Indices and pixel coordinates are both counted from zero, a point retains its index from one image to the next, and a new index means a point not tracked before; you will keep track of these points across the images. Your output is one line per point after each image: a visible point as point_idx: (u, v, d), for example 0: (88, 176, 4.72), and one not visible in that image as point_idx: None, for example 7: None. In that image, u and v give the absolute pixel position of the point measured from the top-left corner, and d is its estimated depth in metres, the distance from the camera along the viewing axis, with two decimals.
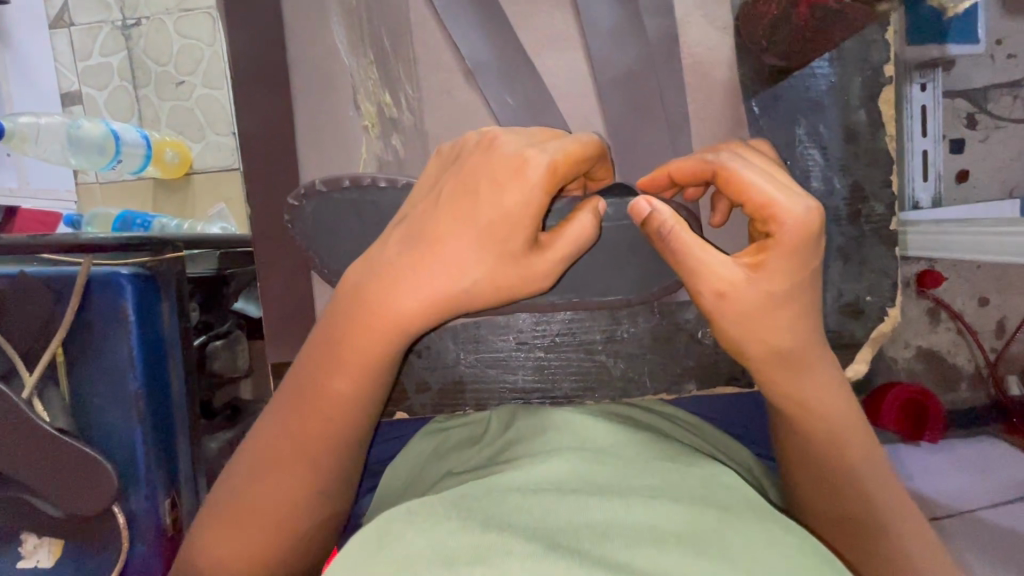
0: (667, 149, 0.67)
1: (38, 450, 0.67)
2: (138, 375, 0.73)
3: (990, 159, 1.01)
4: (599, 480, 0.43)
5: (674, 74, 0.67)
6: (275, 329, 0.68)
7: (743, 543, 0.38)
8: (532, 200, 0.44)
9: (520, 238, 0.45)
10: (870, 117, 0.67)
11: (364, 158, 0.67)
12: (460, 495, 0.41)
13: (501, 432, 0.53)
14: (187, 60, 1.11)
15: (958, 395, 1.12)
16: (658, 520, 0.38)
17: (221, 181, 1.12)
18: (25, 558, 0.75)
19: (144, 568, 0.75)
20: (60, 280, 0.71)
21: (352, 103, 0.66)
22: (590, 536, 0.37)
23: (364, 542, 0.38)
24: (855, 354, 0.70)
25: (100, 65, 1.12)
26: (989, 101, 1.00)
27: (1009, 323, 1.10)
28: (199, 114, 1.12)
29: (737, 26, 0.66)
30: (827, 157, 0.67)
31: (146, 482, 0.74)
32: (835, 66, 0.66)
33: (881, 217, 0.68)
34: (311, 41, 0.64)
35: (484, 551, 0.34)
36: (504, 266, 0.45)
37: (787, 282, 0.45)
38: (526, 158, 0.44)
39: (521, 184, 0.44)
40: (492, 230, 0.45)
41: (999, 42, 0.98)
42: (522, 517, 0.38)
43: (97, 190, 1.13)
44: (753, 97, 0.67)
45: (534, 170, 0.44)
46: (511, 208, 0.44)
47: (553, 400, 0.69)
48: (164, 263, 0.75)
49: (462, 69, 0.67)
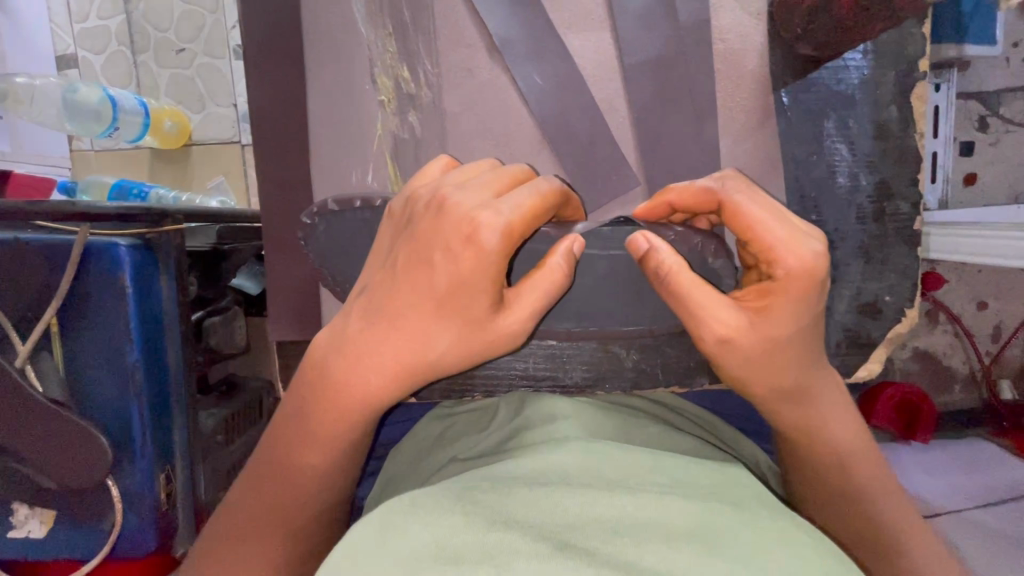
0: (689, 138, 0.65)
1: (36, 421, 0.66)
2: (135, 347, 0.71)
3: (999, 163, 1.00)
4: (607, 473, 0.42)
5: (703, 60, 0.65)
6: (279, 298, 0.66)
7: (757, 540, 0.37)
8: (488, 269, 0.39)
9: (482, 302, 0.40)
10: (901, 113, 0.66)
11: (380, 135, 0.65)
12: (465, 488, 0.40)
13: (510, 419, 0.52)
14: (187, 27, 1.08)
15: (950, 397, 1.12)
16: (670, 518, 0.37)
17: (220, 154, 1.10)
18: (17, 527, 0.74)
19: (138, 541, 0.74)
20: (54, 247, 0.69)
21: (368, 76, 0.64)
22: (599, 534, 0.36)
23: (365, 533, 0.37)
24: (869, 354, 0.69)
25: (97, 27, 1.09)
26: (1002, 105, 0.99)
27: (1006, 328, 1.10)
28: (199, 83, 1.09)
29: (771, 12, 0.65)
30: (854, 153, 0.66)
31: (141, 456, 0.73)
32: (870, 58, 0.65)
33: (905, 216, 0.67)
34: (327, 12, 0.63)
35: (491, 550, 0.33)
36: (470, 335, 0.42)
37: (789, 329, 0.42)
38: (477, 220, 0.38)
39: (475, 252, 0.38)
40: (447, 300, 0.40)
41: (1015, 45, 0.97)
42: (531, 511, 0.37)
43: (92, 157, 1.11)
44: (783, 88, 0.66)
45: (486, 236, 0.38)
46: (466, 281, 0.39)
47: (563, 389, 0.68)
48: (163, 236, 0.72)
49: (486, 44, 0.65)
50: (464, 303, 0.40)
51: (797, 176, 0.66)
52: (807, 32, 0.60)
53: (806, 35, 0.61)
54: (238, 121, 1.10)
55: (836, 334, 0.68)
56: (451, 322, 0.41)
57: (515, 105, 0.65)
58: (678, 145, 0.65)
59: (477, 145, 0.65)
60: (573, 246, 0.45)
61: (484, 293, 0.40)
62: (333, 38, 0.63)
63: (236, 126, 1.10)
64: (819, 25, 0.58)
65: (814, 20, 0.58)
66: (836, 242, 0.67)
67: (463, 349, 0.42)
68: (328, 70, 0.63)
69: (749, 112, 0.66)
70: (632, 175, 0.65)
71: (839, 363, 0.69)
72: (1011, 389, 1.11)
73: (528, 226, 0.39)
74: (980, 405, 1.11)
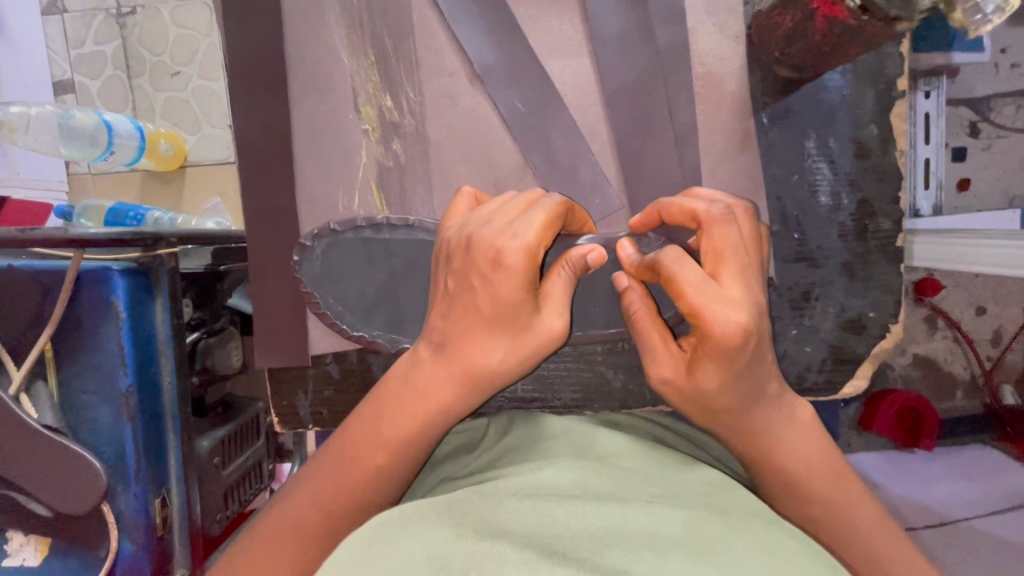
0: (671, 157, 0.65)
1: (29, 448, 0.66)
2: (128, 371, 0.71)
3: (992, 168, 1.01)
4: (598, 487, 0.42)
5: (683, 82, 0.66)
6: (265, 323, 0.65)
7: (745, 549, 0.36)
8: (524, 282, 0.41)
9: (525, 311, 0.42)
10: (881, 132, 0.66)
11: (363, 162, 0.65)
12: (454, 497, 0.40)
13: (499, 437, 0.52)
14: (182, 51, 1.09)
15: (955, 403, 1.11)
16: (657, 528, 0.37)
17: (217, 175, 1.11)
18: (13, 555, 0.74)
19: (133, 568, 0.73)
20: (48, 275, 0.69)
21: (352, 106, 0.64)
22: (587, 543, 0.36)
23: (355, 542, 0.36)
24: (855, 371, 0.68)
25: (92, 53, 1.10)
26: (992, 111, 1.00)
27: (1006, 333, 1.10)
28: (194, 106, 1.10)
29: (750, 35, 0.65)
30: (835, 172, 0.66)
31: (135, 480, 0.72)
32: (850, 78, 0.66)
33: (887, 233, 0.67)
34: (316, 39, 0.64)
35: (479, 560, 0.33)
36: (518, 343, 0.43)
37: (714, 383, 0.45)
38: (501, 246, 0.41)
39: (505, 273, 0.41)
40: (493, 314, 0.42)
41: (1003, 51, 0.98)
42: (518, 522, 0.37)
43: (89, 181, 1.12)
44: (762, 110, 0.66)
45: (512, 256, 0.40)
46: (504, 298, 0.41)
47: (552, 409, 0.68)
48: (157, 259, 0.71)
49: (469, 70, 0.65)
50: (511, 315, 0.42)
51: (787, 185, 0.66)
52: (784, 55, 0.61)
53: (784, 58, 0.61)
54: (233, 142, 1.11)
55: (822, 351, 0.68)
56: (502, 333, 0.42)
57: (503, 124, 0.65)
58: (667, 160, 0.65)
59: (469, 164, 0.66)
60: (590, 255, 0.45)
61: (525, 303, 0.42)
62: (323, 60, 0.64)
63: (231, 147, 1.11)
64: (795, 48, 0.59)
65: (790, 45, 0.59)
66: (821, 260, 0.67)
67: (516, 358, 0.43)
68: (318, 93, 0.64)
69: (735, 125, 0.66)
70: (616, 197, 0.66)
71: (823, 380, 0.68)
72: (1012, 394, 1.08)
73: (544, 240, 0.42)
74: (984, 412, 1.10)
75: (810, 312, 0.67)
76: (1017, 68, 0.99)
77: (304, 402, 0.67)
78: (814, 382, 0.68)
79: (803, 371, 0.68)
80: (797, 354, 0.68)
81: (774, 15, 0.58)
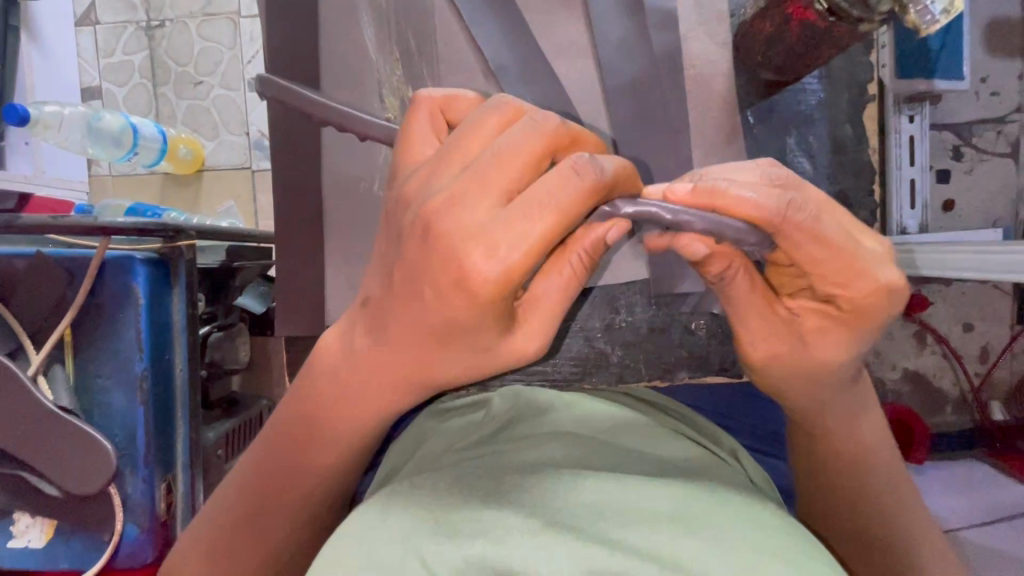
0: (668, 148, 0.67)
1: (43, 428, 0.68)
2: (144, 358, 0.73)
3: (975, 190, 1.05)
4: (595, 463, 0.44)
5: (677, 83, 0.68)
6: (288, 295, 0.70)
7: (730, 520, 0.38)
8: (489, 311, 0.35)
9: (489, 331, 0.37)
10: (854, 132, 0.74)
11: (385, 151, 0.69)
12: (462, 470, 0.42)
13: (504, 407, 0.55)
14: (206, 62, 1.15)
15: (944, 418, 1.13)
16: (650, 501, 0.39)
17: (232, 179, 1.16)
18: (17, 538, 0.76)
19: (135, 553, 0.75)
20: (77, 262, 0.72)
21: (377, 97, 0.69)
22: (585, 514, 0.38)
23: (372, 509, 0.39)
24: None
25: (121, 63, 1.16)
26: (973, 136, 1.05)
27: (993, 349, 1.12)
28: (215, 114, 1.16)
29: (736, 43, 0.68)
30: (814, 164, 0.72)
31: (144, 465, 0.74)
32: (824, 83, 0.71)
33: (865, 225, 0.71)
34: (344, 40, 0.68)
35: (485, 526, 0.36)
36: (475, 358, 0.39)
37: (839, 346, 0.46)
38: (466, 265, 0.33)
39: (469, 297, 0.34)
40: (449, 334, 0.37)
41: (983, 80, 1.04)
42: (520, 493, 0.39)
43: (109, 181, 1.18)
44: (748, 107, 0.71)
45: (481, 286, 0.33)
46: (461, 321, 0.35)
47: (552, 383, 0.71)
48: (177, 250, 0.75)
49: (483, 69, 0.69)
50: (469, 333, 0.36)
51: None
52: (766, 58, 0.64)
53: (766, 61, 0.65)
54: (250, 148, 1.16)
55: None
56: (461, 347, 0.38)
57: None
58: (669, 158, 0.68)
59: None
60: (608, 232, 0.38)
61: (485, 329, 0.36)
62: (345, 67, 0.69)
63: (248, 153, 1.16)
64: (775, 53, 0.63)
65: (771, 50, 0.63)
66: None
67: (477, 373, 0.40)
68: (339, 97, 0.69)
69: (725, 122, 0.69)
70: None
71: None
72: (1001, 409, 1.12)
73: (532, 259, 0.34)
74: (973, 427, 1.12)
75: None
76: (996, 97, 1.05)
77: None
78: None
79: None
80: None
81: (755, 22, 0.62)
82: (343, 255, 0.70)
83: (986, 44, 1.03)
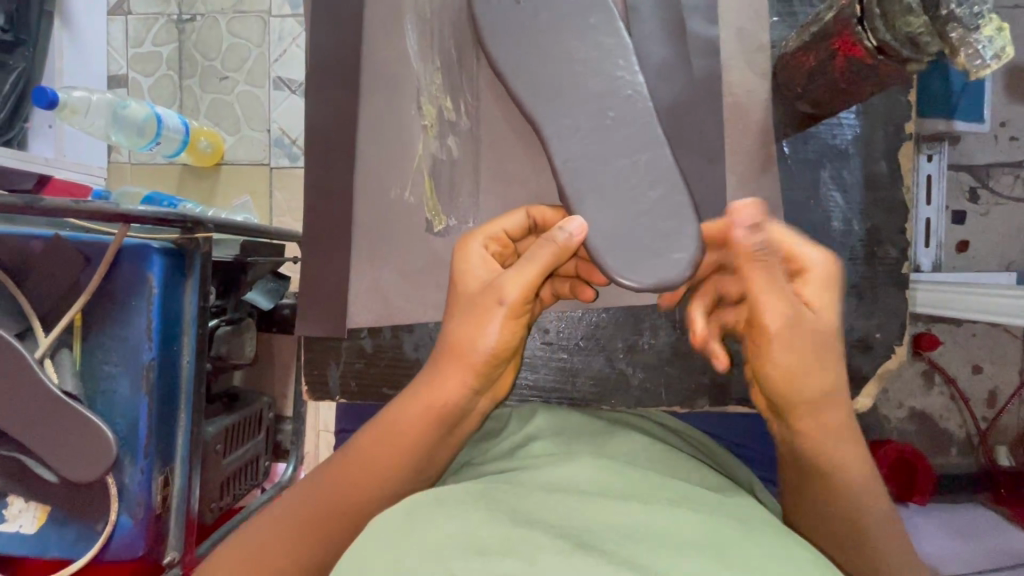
0: (705, 174, 0.68)
1: (46, 411, 0.67)
2: (152, 347, 0.73)
3: (989, 233, 1.05)
4: (619, 488, 0.43)
5: (714, 111, 0.69)
6: (313, 296, 0.70)
7: (760, 553, 0.37)
8: (480, 281, 0.52)
9: (477, 302, 0.50)
10: (890, 168, 0.71)
11: (420, 155, 0.70)
12: (485, 487, 0.41)
13: (519, 431, 0.56)
14: (233, 58, 1.16)
15: (949, 459, 1.12)
16: (680, 527, 0.38)
17: (249, 175, 1.16)
18: (9, 521, 0.75)
19: (127, 545, 0.74)
20: (94, 247, 0.72)
21: (416, 103, 0.69)
22: (613, 537, 0.36)
23: (395, 523, 0.37)
24: (861, 389, 0.72)
25: (150, 53, 1.18)
26: (990, 178, 1.05)
27: (1001, 394, 1.12)
28: (238, 109, 1.16)
29: (775, 73, 0.69)
30: (847, 201, 0.71)
31: (143, 455, 0.73)
32: (862, 118, 0.71)
33: (895, 260, 0.71)
34: (386, 45, 0.69)
35: (513, 542, 0.34)
36: (463, 329, 0.50)
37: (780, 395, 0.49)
38: (475, 243, 0.54)
39: (474, 273, 0.53)
40: (462, 299, 0.52)
41: (1002, 124, 1.05)
42: (548, 513, 0.38)
43: (128, 170, 1.18)
44: (784, 138, 0.71)
45: (482, 268, 0.53)
46: (468, 287, 0.52)
47: (571, 402, 0.71)
48: (193, 243, 0.73)
49: None
50: (479, 313, 0.50)
51: (798, 223, 0.71)
52: (806, 91, 0.64)
53: (806, 94, 0.65)
54: (270, 146, 1.16)
55: None
56: (462, 313, 0.51)
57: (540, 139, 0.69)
58: (694, 182, 0.68)
59: (504, 173, 0.69)
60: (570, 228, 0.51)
61: (476, 297, 0.51)
62: (380, 73, 0.70)
63: (267, 150, 1.16)
64: (815, 85, 0.63)
65: (812, 81, 0.63)
66: None
67: (467, 333, 0.50)
68: (371, 101, 0.70)
69: (759, 153, 0.70)
70: None
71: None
72: (1007, 455, 1.11)
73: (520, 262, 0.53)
74: (978, 471, 1.10)
75: None
76: (1015, 142, 1.05)
77: (334, 373, 0.73)
78: None
79: None
80: None
81: (799, 56, 0.62)
82: (368, 258, 0.70)
83: (1007, 89, 1.04)
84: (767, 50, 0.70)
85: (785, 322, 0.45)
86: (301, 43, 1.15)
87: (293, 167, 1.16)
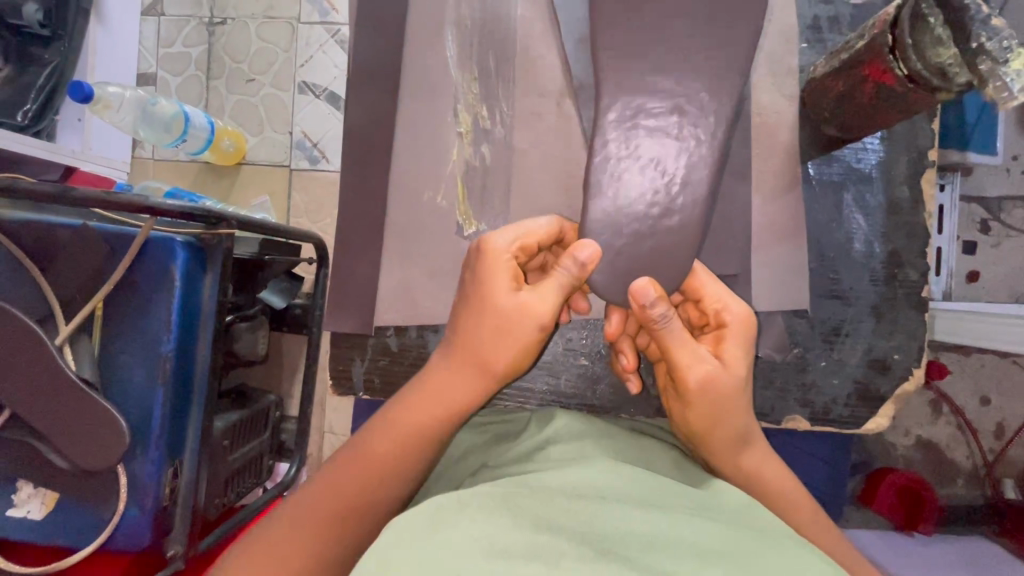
0: (729, 192, 0.70)
1: (63, 397, 0.68)
2: (171, 338, 0.74)
3: (1001, 265, 1.06)
4: (636, 495, 0.43)
5: (742, 129, 0.71)
6: (342, 296, 0.72)
7: (780, 565, 0.38)
8: (513, 307, 0.52)
9: (520, 330, 0.52)
10: (912, 194, 0.72)
11: (453, 160, 0.71)
12: (508, 491, 0.42)
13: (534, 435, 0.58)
14: (260, 61, 1.19)
15: (955, 490, 1.11)
16: (700, 538, 0.39)
17: (269, 175, 1.18)
18: (18, 506, 0.76)
19: (134, 531, 0.75)
20: (119, 238, 0.74)
21: (451, 110, 0.71)
22: (636, 545, 0.37)
23: (419, 520, 0.38)
24: (878, 409, 0.73)
25: (179, 53, 1.20)
26: (1003, 211, 1.06)
27: (1009, 427, 1.12)
28: (262, 111, 1.19)
29: (802, 96, 0.71)
30: (870, 224, 0.72)
31: (154, 445, 0.74)
32: (886, 144, 0.72)
33: (914, 283, 0.72)
34: (423, 55, 0.72)
35: (538, 548, 0.35)
36: (501, 352, 0.53)
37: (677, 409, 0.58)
38: (493, 246, 0.54)
39: (506, 297, 0.52)
40: (495, 325, 0.53)
41: (1015, 157, 1.05)
42: (571, 519, 0.39)
43: (150, 166, 1.21)
44: (809, 160, 0.72)
45: (510, 293, 0.53)
46: (501, 313, 0.52)
47: (590, 409, 0.73)
48: (217, 238, 0.74)
49: (557, 94, 0.70)
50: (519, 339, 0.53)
51: (820, 243, 0.72)
52: (833, 114, 0.66)
53: (832, 117, 0.67)
54: (292, 147, 1.18)
55: (847, 386, 0.73)
56: (500, 338, 0.53)
57: (567, 150, 0.70)
58: (719, 199, 0.70)
59: (534, 183, 0.71)
60: (582, 254, 0.51)
61: (517, 325, 0.52)
62: (415, 80, 0.72)
63: (289, 152, 1.18)
64: (843, 109, 0.64)
65: (840, 106, 0.64)
66: (851, 299, 0.72)
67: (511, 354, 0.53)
68: (404, 107, 0.72)
69: (784, 173, 0.71)
70: None
71: (848, 415, 0.73)
72: (1014, 489, 1.09)
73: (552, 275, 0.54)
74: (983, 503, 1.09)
75: (839, 347, 0.73)
76: None
77: (359, 368, 0.74)
78: (837, 415, 0.73)
79: (829, 403, 0.73)
80: (825, 385, 0.73)
81: (829, 80, 0.64)
82: (397, 258, 0.71)
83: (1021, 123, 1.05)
84: (794, 75, 0.72)
85: (702, 379, 0.52)
86: (327, 50, 1.18)
87: (314, 169, 1.18)
